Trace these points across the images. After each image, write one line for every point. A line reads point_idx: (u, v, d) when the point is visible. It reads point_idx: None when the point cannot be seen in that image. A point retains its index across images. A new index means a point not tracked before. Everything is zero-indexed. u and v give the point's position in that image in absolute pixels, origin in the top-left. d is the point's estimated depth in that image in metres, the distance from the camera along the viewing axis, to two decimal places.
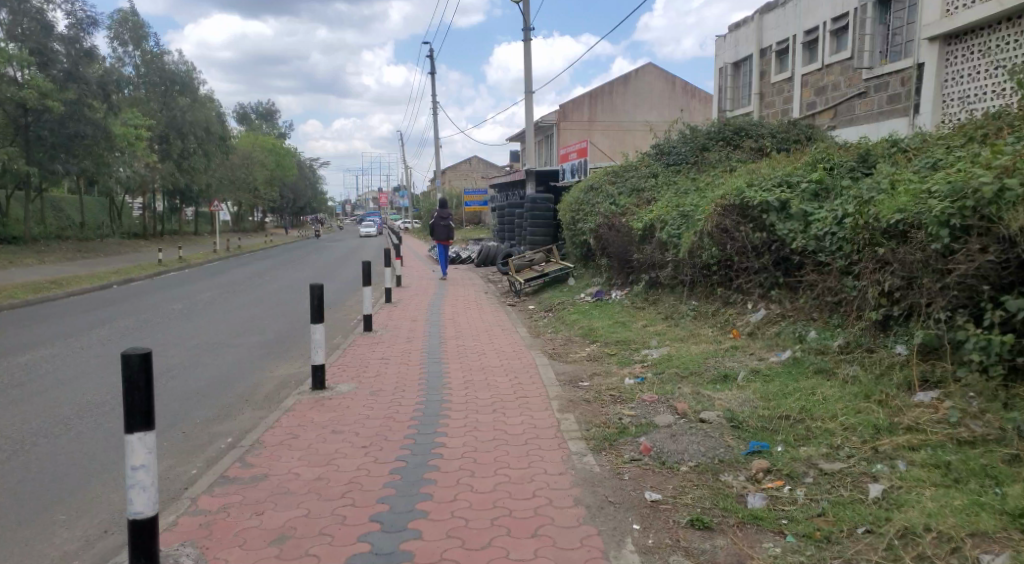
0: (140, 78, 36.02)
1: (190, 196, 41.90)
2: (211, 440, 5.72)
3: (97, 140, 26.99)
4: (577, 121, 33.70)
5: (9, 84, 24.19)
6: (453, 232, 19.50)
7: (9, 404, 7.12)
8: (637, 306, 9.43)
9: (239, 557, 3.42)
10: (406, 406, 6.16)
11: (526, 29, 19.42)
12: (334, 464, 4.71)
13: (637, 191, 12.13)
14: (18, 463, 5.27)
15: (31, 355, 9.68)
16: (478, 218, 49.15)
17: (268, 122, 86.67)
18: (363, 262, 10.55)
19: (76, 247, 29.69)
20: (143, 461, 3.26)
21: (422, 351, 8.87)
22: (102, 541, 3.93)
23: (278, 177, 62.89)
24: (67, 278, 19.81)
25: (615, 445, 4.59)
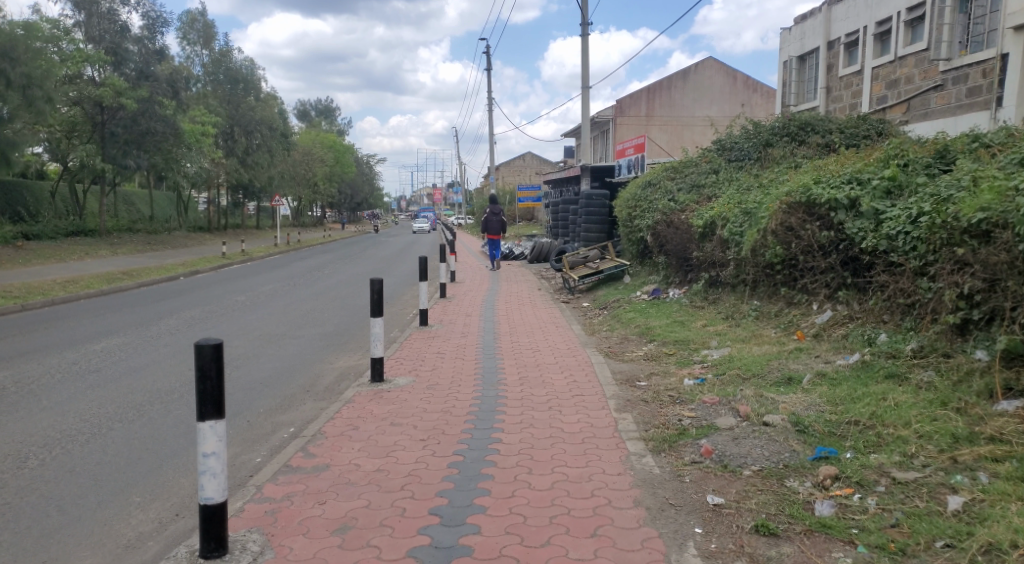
0: (207, 76, 37.19)
1: (253, 191, 43.08)
2: (275, 429, 5.87)
3: (167, 138, 28.02)
4: (634, 116, 33.36)
5: (87, 84, 25.49)
6: (505, 226, 19.59)
7: (85, 389, 7.46)
8: (697, 305, 9.29)
9: (303, 545, 3.49)
10: (462, 400, 6.21)
11: (584, 24, 19.34)
12: (394, 457, 4.77)
13: (698, 187, 11.93)
14: (95, 446, 5.51)
15: (107, 343, 10.11)
16: (531, 215, 49.17)
17: (327, 119, 88.44)
18: (420, 257, 10.65)
19: (146, 240, 30.89)
20: (214, 448, 3.35)
21: (477, 346, 8.90)
22: (175, 525, 4.08)
23: (337, 173, 64.25)
24: (138, 270, 20.64)
25: (675, 446, 4.54)
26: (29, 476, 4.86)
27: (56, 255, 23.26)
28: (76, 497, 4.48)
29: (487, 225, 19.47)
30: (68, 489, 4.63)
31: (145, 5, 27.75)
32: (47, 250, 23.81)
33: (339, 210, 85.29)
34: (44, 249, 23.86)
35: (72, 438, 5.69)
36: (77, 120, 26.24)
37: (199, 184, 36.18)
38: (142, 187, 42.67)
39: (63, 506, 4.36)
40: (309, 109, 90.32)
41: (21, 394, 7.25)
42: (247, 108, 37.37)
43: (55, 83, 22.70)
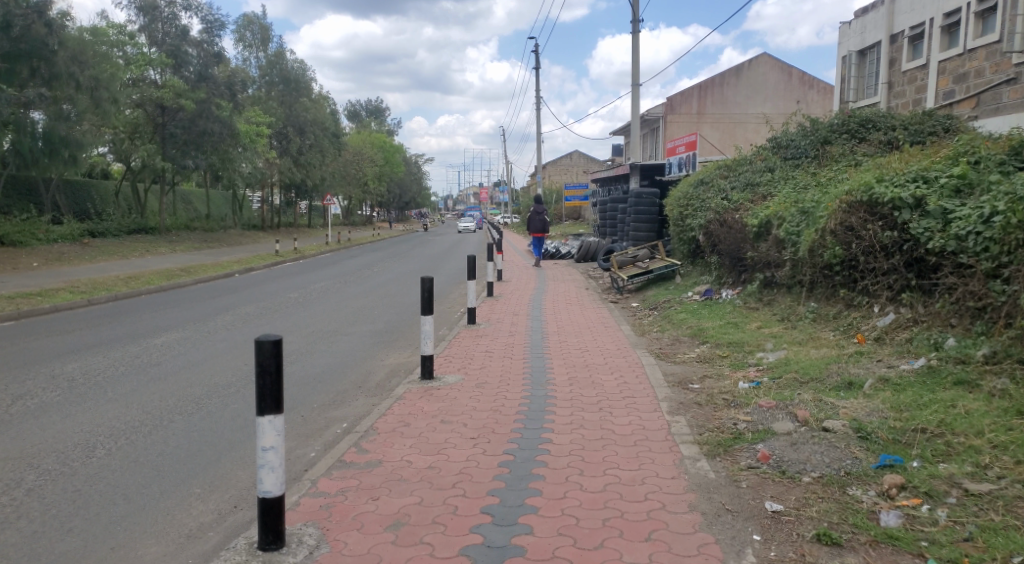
0: (262, 78, 38.00)
1: (305, 190, 43.86)
2: (329, 424, 5.98)
3: (224, 138, 28.77)
4: (685, 114, 32.84)
5: (149, 86, 26.69)
6: (549, 225, 19.64)
7: (148, 381, 7.72)
8: (750, 307, 9.11)
9: (358, 540, 3.54)
10: (512, 399, 6.22)
11: (635, 21, 19.20)
12: (445, 454, 4.81)
13: (752, 186, 11.71)
14: (157, 438, 5.67)
15: (167, 338, 10.44)
16: (578, 213, 48.95)
17: (377, 120, 89.64)
18: (468, 255, 10.69)
19: (203, 237, 31.77)
20: (273, 442, 3.41)
21: (526, 346, 8.90)
22: (233, 516, 4.18)
23: (386, 172, 64.98)
24: (196, 267, 21.26)
25: (730, 450, 4.46)
26: (96, 465, 5.03)
27: (119, 252, 24.12)
28: (141, 486, 4.63)
29: (531, 223, 19.60)
30: (132, 478, 4.79)
31: (204, 10, 28.53)
32: (110, 247, 24.69)
33: (387, 208, 86.34)
34: (108, 246, 24.76)
35: (136, 430, 5.89)
36: (139, 122, 27.17)
37: (253, 184, 37.04)
38: (199, 187, 43.91)
39: (129, 494, 4.51)
40: (359, 109, 91.66)
41: (87, 386, 7.53)
42: (300, 108, 38.11)
43: (119, 86, 23.55)
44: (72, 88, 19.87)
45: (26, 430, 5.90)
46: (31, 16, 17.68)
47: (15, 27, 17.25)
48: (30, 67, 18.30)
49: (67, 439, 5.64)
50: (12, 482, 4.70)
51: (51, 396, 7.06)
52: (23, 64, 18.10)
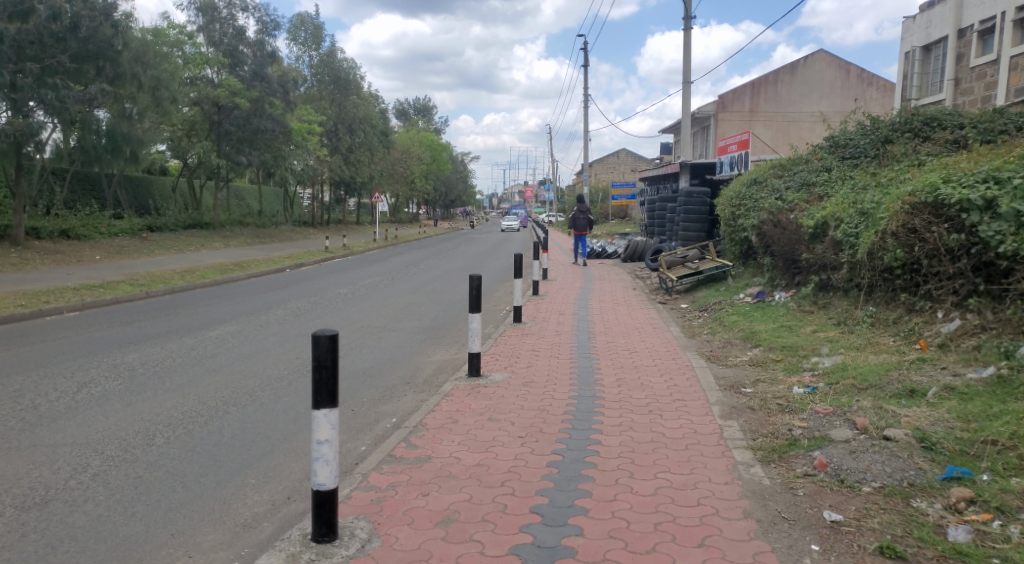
0: (314, 77, 38.66)
1: (354, 189, 44.44)
2: (378, 419, 6.06)
3: (277, 136, 29.34)
4: (737, 112, 32.20)
5: (207, 85, 27.35)
6: (592, 224, 19.62)
7: (204, 373, 7.93)
8: (805, 310, 8.91)
9: (408, 535, 3.57)
10: (559, 399, 6.20)
11: (687, 18, 18.95)
12: (493, 452, 4.83)
13: (808, 186, 11.43)
14: (213, 428, 5.83)
15: (222, 330, 10.71)
16: (625, 212, 48.58)
17: (425, 118, 90.41)
18: (515, 253, 10.70)
19: (256, 233, 32.51)
20: (327, 436, 3.46)
21: (573, 345, 8.86)
22: (287, 507, 4.26)
23: (432, 170, 65.48)
24: (249, 262, 21.76)
25: (785, 457, 4.36)
26: (156, 453, 5.19)
27: (175, 246, 24.85)
28: (198, 475, 4.76)
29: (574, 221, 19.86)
30: (189, 467, 4.92)
31: (260, 11, 29.19)
32: (168, 242, 25.46)
33: (433, 207, 86.98)
34: (166, 240, 25.55)
35: (193, 419, 6.06)
36: (196, 120, 27.94)
37: (303, 180, 37.74)
38: (251, 184, 44.91)
39: (187, 482, 4.64)
40: (408, 108, 92.61)
41: (147, 376, 7.77)
42: (351, 106, 38.62)
43: (178, 85, 24.31)
44: (134, 87, 20.56)
45: (91, 417, 6.12)
46: (99, 19, 18.30)
47: (83, 29, 17.90)
48: (97, 67, 18.93)
49: (128, 427, 5.83)
50: (78, 467, 4.87)
51: (113, 385, 7.31)
52: (90, 64, 18.74)
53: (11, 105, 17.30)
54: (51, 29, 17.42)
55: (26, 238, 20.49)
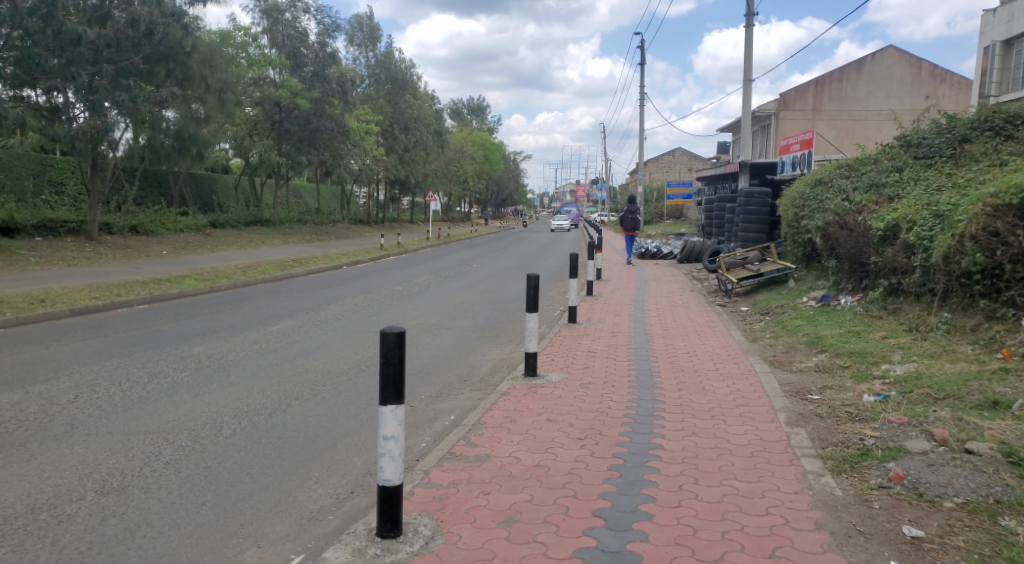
0: (371, 76, 39.24)
1: (408, 187, 44.94)
2: (437, 416, 6.11)
3: (336, 136, 29.88)
4: (799, 111, 31.42)
5: (269, 85, 28.01)
6: (641, 223, 20.31)
7: (267, 366, 8.14)
8: (873, 315, 8.62)
9: (471, 534, 3.58)
10: (618, 402, 6.14)
11: (749, 15, 18.58)
12: (553, 453, 4.81)
13: (876, 186, 11.05)
14: (277, 420, 5.97)
15: (283, 325, 10.97)
16: (680, 212, 47.95)
17: (478, 118, 90.91)
18: (572, 253, 10.64)
19: (314, 231, 33.18)
20: (394, 432, 3.49)
21: (630, 347, 8.77)
22: (351, 501, 4.33)
23: (485, 169, 65.71)
24: (308, 258, 22.23)
25: (858, 468, 4.22)
26: (224, 444, 5.34)
27: (237, 243, 25.55)
28: (264, 467, 4.88)
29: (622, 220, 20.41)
30: (255, 458, 5.05)
31: (322, 13, 29.81)
32: (230, 238, 26.23)
33: (485, 206, 87.36)
34: (228, 237, 26.31)
35: (258, 412, 6.23)
36: (259, 119, 28.68)
37: (359, 180, 38.35)
38: (308, 183, 45.83)
39: (254, 474, 4.76)
40: (462, 107, 93.29)
41: (213, 368, 8.02)
42: (406, 106, 39.08)
43: (242, 86, 25.07)
44: (202, 89, 21.24)
45: (162, 407, 6.34)
46: (172, 22, 18.85)
47: (156, 34, 18.55)
48: (168, 69, 19.59)
49: (197, 418, 6.02)
50: (151, 455, 5.05)
51: (181, 376, 7.56)
52: (162, 67, 19.39)
53: (89, 106, 18.07)
54: (128, 34, 18.14)
55: (99, 233, 21.36)
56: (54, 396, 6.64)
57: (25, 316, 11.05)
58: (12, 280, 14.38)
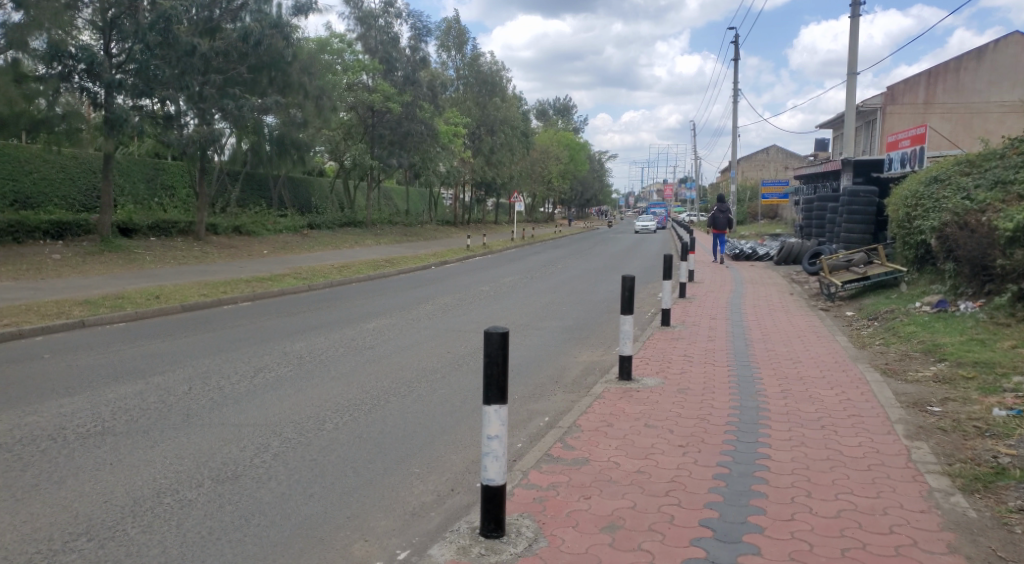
0: (460, 79, 39.79)
1: (494, 188, 45.37)
2: (531, 417, 6.09)
3: (426, 138, 30.49)
4: (908, 104, 29.80)
5: (363, 90, 28.84)
6: (731, 222, 19.83)
7: (364, 363, 8.37)
8: (999, 323, 8.02)
9: (574, 538, 3.53)
10: (719, 408, 5.94)
11: (854, 4, 17.73)
12: (653, 459, 4.69)
13: (1002, 183, 10.28)
14: (376, 416, 6.12)
15: (378, 323, 11.25)
16: (775, 212, 46.34)
17: (564, 119, 90.73)
18: (666, 254, 10.42)
19: (403, 231, 33.98)
20: (497, 432, 3.50)
21: (728, 352, 8.50)
22: (451, 499, 4.36)
23: (570, 170, 65.49)
24: (398, 258, 22.73)
25: (993, 488, 3.92)
26: (328, 437, 5.51)
27: (333, 243, 26.45)
28: (367, 462, 4.99)
29: (713, 220, 19.93)
30: (358, 452, 5.18)
31: (414, 17, 30.52)
32: (326, 239, 27.19)
33: (569, 206, 87.19)
34: (324, 237, 27.29)
35: (358, 407, 6.40)
36: (352, 124, 29.65)
37: (446, 181, 39.03)
38: (398, 184, 46.93)
39: (356, 468, 4.88)
40: (549, 108, 93.35)
41: (314, 364, 8.30)
42: (493, 108, 39.40)
43: (338, 91, 25.98)
44: (302, 97, 22.06)
45: (268, 400, 6.60)
46: (274, 34, 19.67)
47: (263, 44, 19.48)
48: (270, 77, 20.41)
49: (301, 411, 6.24)
50: (261, 446, 5.26)
51: (285, 371, 7.87)
52: (265, 75, 20.31)
53: (199, 114, 19.07)
54: (238, 45, 19.23)
55: (207, 234, 22.57)
56: (171, 388, 7.02)
57: (144, 311, 11.78)
58: (130, 278, 15.38)
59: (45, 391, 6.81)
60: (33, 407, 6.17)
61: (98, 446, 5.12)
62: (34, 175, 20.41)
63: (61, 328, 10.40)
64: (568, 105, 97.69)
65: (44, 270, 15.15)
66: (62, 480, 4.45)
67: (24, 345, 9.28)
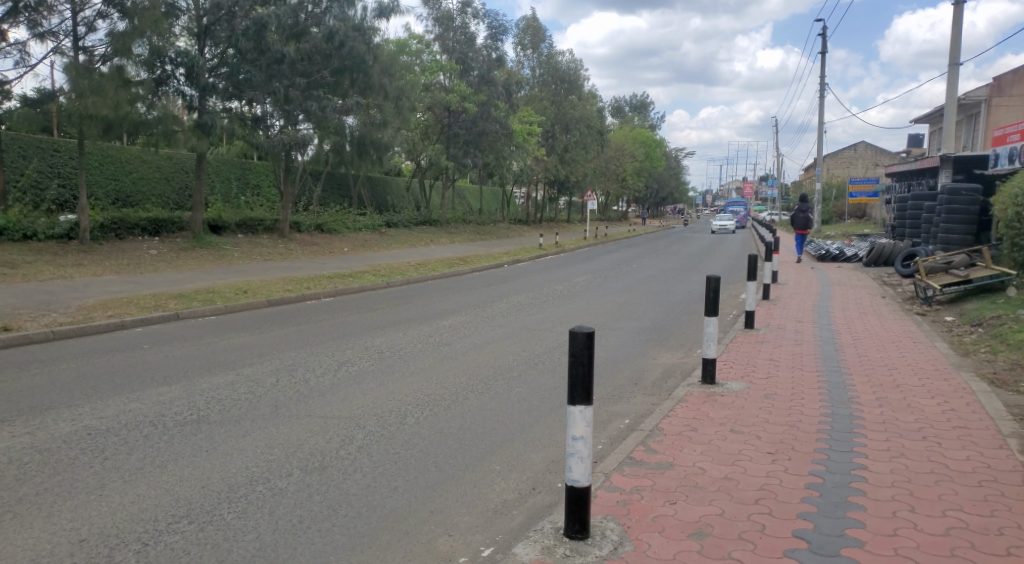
0: (536, 78, 39.74)
1: (567, 186, 45.21)
2: (612, 418, 6.01)
3: (500, 137, 30.71)
4: (1015, 97, 28.00)
5: (440, 90, 29.20)
6: (812, 222, 19.14)
7: (441, 359, 8.47)
8: None
9: (661, 544, 3.45)
10: (810, 415, 5.71)
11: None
12: (741, 466, 4.54)
13: None
14: (456, 412, 6.17)
15: (454, 320, 11.36)
16: (863, 211, 44.45)
17: (641, 116, 89.51)
18: (751, 254, 10.12)
19: (477, 230, 34.28)
20: (583, 433, 3.44)
21: (817, 357, 8.17)
22: (532, 498, 4.34)
23: (645, 168, 64.56)
24: (474, 256, 22.92)
25: None
26: (410, 432, 5.58)
27: (409, 241, 26.92)
28: (449, 457, 5.03)
29: (793, 219, 19.27)
30: (440, 448, 5.22)
31: (490, 17, 30.67)
32: (402, 237, 27.71)
33: (644, 204, 85.89)
34: (401, 235, 27.77)
35: (438, 402, 6.47)
36: (429, 124, 29.97)
37: (519, 179, 39.08)
38: (472, 183, 47.36)
39: (438, 463, 4.92)
40: (625, 105, 92.28)
41: (394, 359, 8.46)
42: (569, 106, 39.22)
43: (416, 92, 26.42)
44: (382, 98, 22.49)
45: (351, 393, 6.76)
46: (355, 36, 20.18)
47: (346, 46, 20.06)
48: (352, 79, 20.92)
49: (382, 405, 6.36)
50: (346, 439, 5.38)
51: (366, 365, 8.03)
52: (347, 77, 20.79)
53: (284, 115, 19.81)
54: (323, 47, 19.91)
55: (290, 231, 23.35)
56: (260, 379, 7.28)
57: (233, 305, 12.27)
58: (219, 273, 16.10)
59: (145, 379, 7.16)
60: (135, 394, 6.50)
61: (194, 434, 5.35)
62: (133, 175, 21.57)
63: (158, 321, 10.93)
64: (645, 102, 96.26)
65: (142, 265, 15.93)
66: (164, 465, 4.66)
67: (125, 336, 9.80)
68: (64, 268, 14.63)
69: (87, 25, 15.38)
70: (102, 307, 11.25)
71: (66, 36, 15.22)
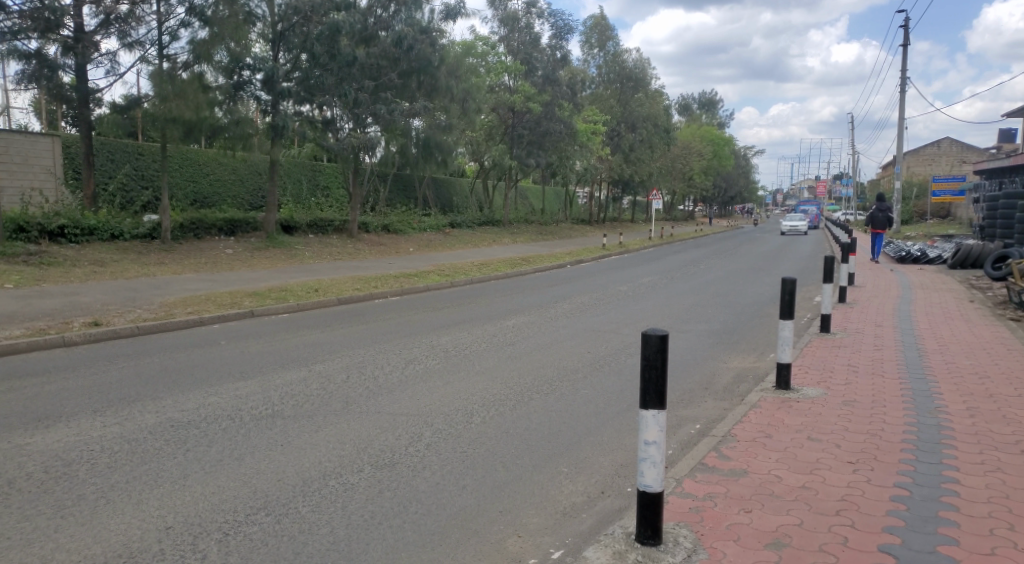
0: (601, 76, 39.41)
1: (632, 186, 44.69)
2: (681, 423, 5.87)
3: (563, 137, 30.63)
4: None
5: (505, 90, 29.27)
6: (892, 222, 18.38)
7: (506, 358, 8.47)
8: None
9: (737, 553, 3.35)
10: (893, 424, 5.45)
11: None
12: (820, 475, 4.36)
13: None
14: (522, 412, 6.14)
15: (518, 320, 11.36)
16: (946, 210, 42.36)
17: (709, 114, 87.73)
18: (827, 255, 9.76)
19: (540, 230, 34.26)
20: (655, 437, 3.36)
21: (899, 363, 7.81)
22: (602, 502, 4.27)
23: (713, 166, 63.19)
24: (536, 257, 22.89)
25: None
26: (477, 431, 5.59)
27: (472, 241, 27.10)
28: (516, 457, 5.01)
29: (871, 220, 18.55)
30: (507, 448, 5.21)
31: (556, 17, 30.58)
32: (466, 237, 27.92)
33: (710, 204, 84.14)
34: (465, 235, 27.99)
35: (504, 402, 6.46)
36: (494, 124, 30.11)
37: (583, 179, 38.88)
38: (536, 183, 47.36)
39: (505, 463, 4.91)
40: (693, 103, 90.61)
41: (460, 357, 8.50)
42: (635, 105, 38.76)
43: (482, 94, 26.57)
44: (448, 100, 22.71)
45: (417, 392, 6.82)
46: (422, 39, 20.39)
47: (414, 49, 20.29)
48: (419, 81, 21.20)
49: (450, 404, 6.38)
50: (414, 436, 5.42)
51: (432, 364, 8.11)
52: (414, 80, 21.04)
53: (353, 119, 20.24)
54: (391, 51, 20.26)
55: (358, 231, 23.85)
56: (330, 376, 7.43)
57: (304, 303, 12.59)
58: (290, 272, 16.54)
59: (222, 374, 7.41)
60: (214, 388, 6.73)
61: (269, 428, 5.49)
62: (211, 177, 22.39)
63: (234, 318, 11.31)
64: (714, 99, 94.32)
65: (218, 264, 16.48)
66: (242, 458, 4.80)
67: (203, 332, 10.17)
68: (147, 266, 15.28)
69: (171, 34, 16.03)
70: (182, 304, 11.71)
71: (152, 45, 15.90)
